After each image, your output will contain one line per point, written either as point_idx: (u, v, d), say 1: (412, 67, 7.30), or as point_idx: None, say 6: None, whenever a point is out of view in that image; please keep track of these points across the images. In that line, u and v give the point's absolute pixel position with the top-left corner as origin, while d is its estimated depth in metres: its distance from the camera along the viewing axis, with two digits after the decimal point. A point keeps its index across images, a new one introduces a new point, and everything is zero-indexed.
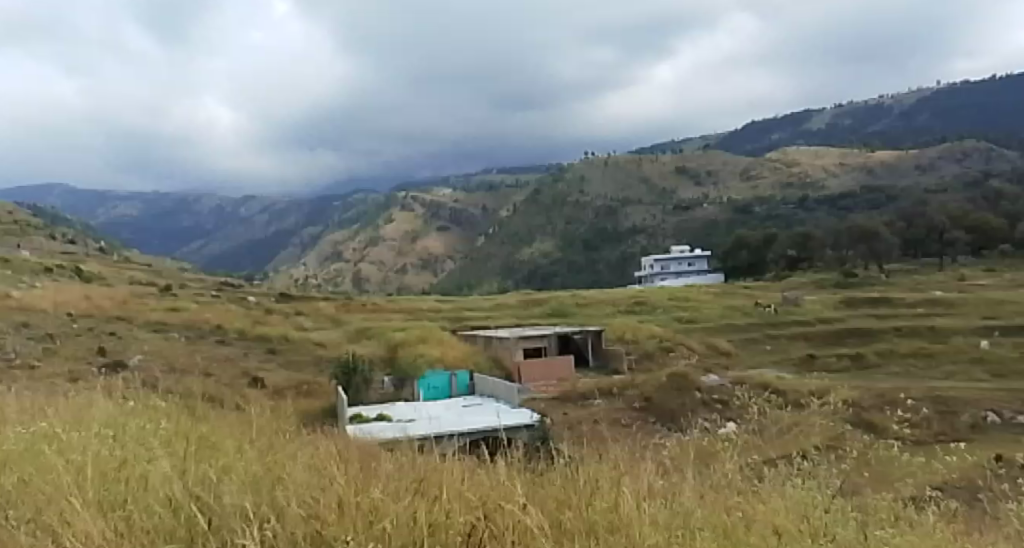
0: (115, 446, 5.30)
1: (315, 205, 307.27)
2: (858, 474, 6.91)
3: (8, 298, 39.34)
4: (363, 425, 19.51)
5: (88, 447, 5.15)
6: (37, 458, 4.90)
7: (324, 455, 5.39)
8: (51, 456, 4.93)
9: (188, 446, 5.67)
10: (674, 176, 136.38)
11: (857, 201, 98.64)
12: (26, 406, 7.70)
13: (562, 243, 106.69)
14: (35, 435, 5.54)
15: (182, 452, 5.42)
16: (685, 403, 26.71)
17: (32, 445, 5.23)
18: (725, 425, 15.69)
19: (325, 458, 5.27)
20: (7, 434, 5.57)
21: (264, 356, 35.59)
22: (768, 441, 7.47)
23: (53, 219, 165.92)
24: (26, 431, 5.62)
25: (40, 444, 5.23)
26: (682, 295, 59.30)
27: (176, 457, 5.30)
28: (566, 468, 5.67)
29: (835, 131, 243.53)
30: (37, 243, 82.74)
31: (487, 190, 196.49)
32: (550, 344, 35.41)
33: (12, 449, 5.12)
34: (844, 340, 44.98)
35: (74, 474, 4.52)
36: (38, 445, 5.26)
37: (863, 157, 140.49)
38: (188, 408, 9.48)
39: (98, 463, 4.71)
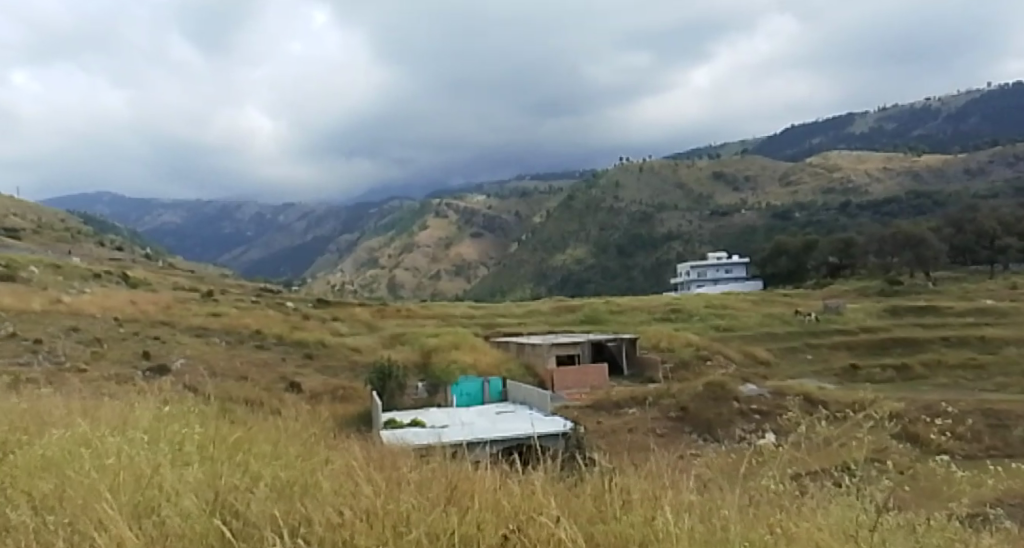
0: (147, 451, 5.09)
1: (352, 212, 309.29)
2: (908, 490, 6.50)
3: (58, 302, 40.28)
4: (397, 431, 19.36)
5: (121, 451, 4.96)
6: (69, 463, 4.72)
7: (354, 462, 5.18)
8: (87, 460, 4.76)
9: (221, 453, 5.45)
10: (711, 182, 134.68)
11: (902, 206, 96.32)
12: (65, 410, 7.57)
13: (596, 249, 105.97)
14: (69, 439, 5.35)
15: (215, 458, 5.22)
16: (723, 413, 26.18)
17: (65, 449, 5.04)
18: (765, 438, 15.20)
19: (352, 466, 5.04)
20: (45, 437, 5.42)
21: (301, 361, 35.84)
22: (813, 451, 7.10)
23: (102, 226, 169.78)
24: (59, 436, 5.44)
25: (74, 450, 5.01)
26: (719, 302, 58.34)
27: (207, 462, 5.11)
28: (602, 480, 5.39)
29: (879, 134, 237.82)
30: (85, 250, 84.60)
31: (522, 196, 195.99)
32: (584, 351, 35.03)
33: (45, 455, 4.92)
34: (889, 350, 43.81)
35: (107, 477, 4.34)
36: (73, 449, 5.08)
37: (908, 162, 137.22)
38: (222, 413, 9.40)
39: (127, 467, 4.51)
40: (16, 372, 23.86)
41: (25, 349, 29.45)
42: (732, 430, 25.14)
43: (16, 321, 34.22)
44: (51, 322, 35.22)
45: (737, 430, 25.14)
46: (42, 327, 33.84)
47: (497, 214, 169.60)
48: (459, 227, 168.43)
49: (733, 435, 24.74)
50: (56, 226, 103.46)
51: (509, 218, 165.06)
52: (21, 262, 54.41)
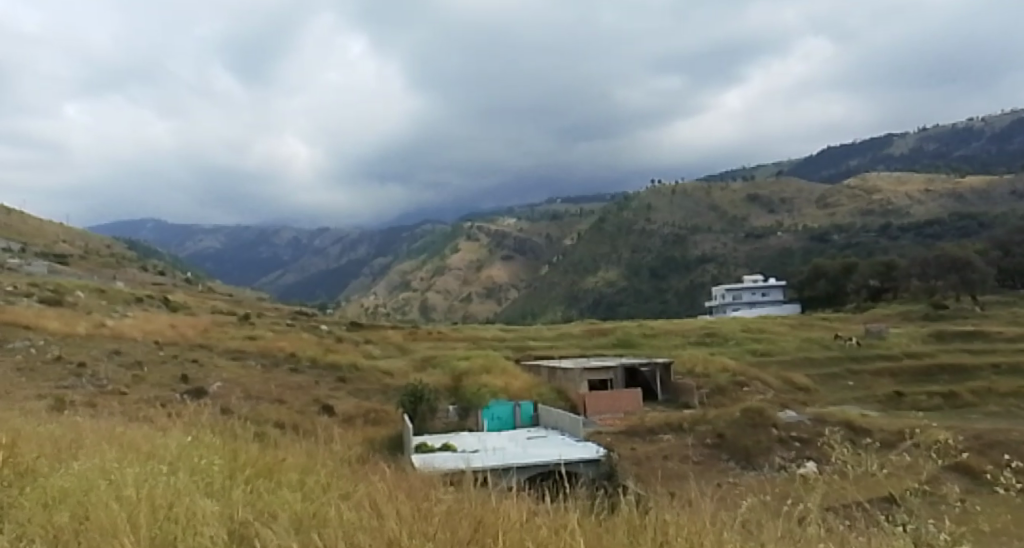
0: (169, 481, 4.91)
1: (386, 236, 310.99)
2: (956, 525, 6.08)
3: (102, 325, 40.94)
4: (427, 455, 19.13)
5: (143, 481, 4.80)
6: (90, 493, 4.55)
7: (379, 490, 4.99)
8: (108, 490, 4.59)
9: (243, 484, 5.25)
10: (746, 204, 132.97)
11: (945, 229, 94.20)
12: (93, 436, 7.38)
13: (628, 271, 104.97)
14: (91, 469, 5.20)
15: (240, 489, 5.04)
16: (761, 440, 25.51)
17: (86, 479, 4.87)
18: (808, 469, 14.70)
19: (375, 498, 4.83)
20: (67, 467, 5.25)
21: (334, 384, 35.74)
22: (859, 484, 6.70)
23: (144, 252, 173.48)
24: (84, 464, 5.32)
25: (94, 478, 4.86)
26: (756, 326, 57.27)
27: (226, 492, 4.92)
28: (639, 511, 5.19)
29: (920, 155, 233.41)
30: (129, 274, 86.29)
31: (554, 219, 195.74)
32: (616, 376, 34.57)
33: (66, 484, 4.76)
34: (935, 377, 42.43)
35: (127, 510, 4.15)
36: (94, 479, 4.91)
37: (950, 183, 134.24)
38: (259, 439, 9.28)
39: (148, 498, 4.37)
40: (60, 394, 24.16)
41: (68, 372, 29.83)
42: (773, 459, 24.39)
43: (61, 343, 34.85)
44: (95, 345, 35.81)
45: (778, 458, 24.41)
46: (86, 350, 34.37)
47: (529, 236, 169.39)
48: (490, 250, 168.52)
49: (774, 463, 23.97)
50: (102, 252, 106.00)
51: (540, 240, 164.59)
52: (67, 286, 55.60)
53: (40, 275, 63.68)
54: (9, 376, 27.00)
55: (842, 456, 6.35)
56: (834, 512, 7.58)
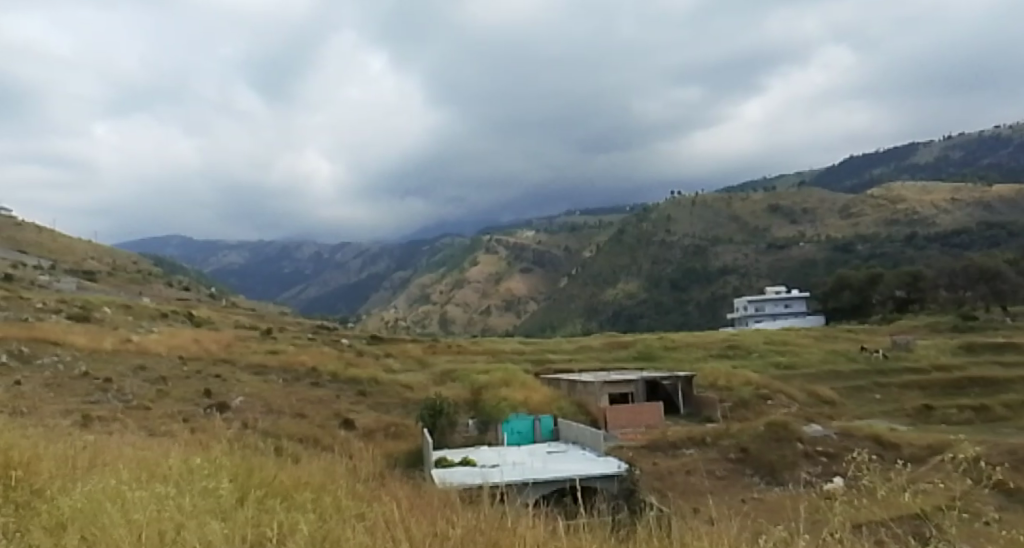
0: (179, 504, 4.72)
1: (406, 250, 311.95)
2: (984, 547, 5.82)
3: (127, 341, 41.27)
4: (446, 470, 18.94)
5: (152, 503, 4.61)
6: (96, 516, 4.36)
7: (395, 513, 4.82)
8: (119, 512, 4.37)
9: (256, 504, 5.06)
10: (768, 215, 131.73)
11: (973, 239, 92.64)
12: (105, 453, 7.20)
13: (648, 283, 104.15)
14: (102, 488, 4.99)
15: (251, 511, 4.84)
16: (786, 455, 25.03)
17: (95, 498, 4.67)
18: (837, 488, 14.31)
19: (387, 522, 4.64)
20: (76, 488, 5.05)
21: (355, 398, 35.71)
22: (886, 505, 6.45)
23: (170, 268, 175.92)
24: (95, 484, 5.09)
25: (104, 498, 4.66)
26: (779, 338, 56.55)
27: (237, 515, 4.70)
28: (673, 531, 4.94)
29: (946, 163, 229.99)
30: (154, 290, 87.22)
31: (573, 231, 195.24)
32: (637, 390, 34.19)
33: (74, 504, 4.52)
34: (965, 391, 41.60)
35: (129, 537, 3.95)
36: (103, 500, 4.67)
37: (977, 193, 132.27)
38: (279, 455, 9.13)
39: (155, 521, 4.18)
40: (87, 409, 24.36)
41: (95, 387, 30.02)
42: (798, 473, 23.91)
43: (88, 359, 35.18)
44: (120, 361, 36.07)
45: (804, 473, 23.94)
46: (112, 366, 34.64)
47: (547, 248, 169.02)
48: (508, 263, 168.27)
49: (800, 479, 23.49)
50: (129, 268, 107.27)
51: (559, 252, 164.01)
52: (95, 302, 56.22)
53: (69, 291, 64.51)
54: (37, 392, 27.20)
55: (871, 477, 6.07)
56: (865, 533, 7.42)
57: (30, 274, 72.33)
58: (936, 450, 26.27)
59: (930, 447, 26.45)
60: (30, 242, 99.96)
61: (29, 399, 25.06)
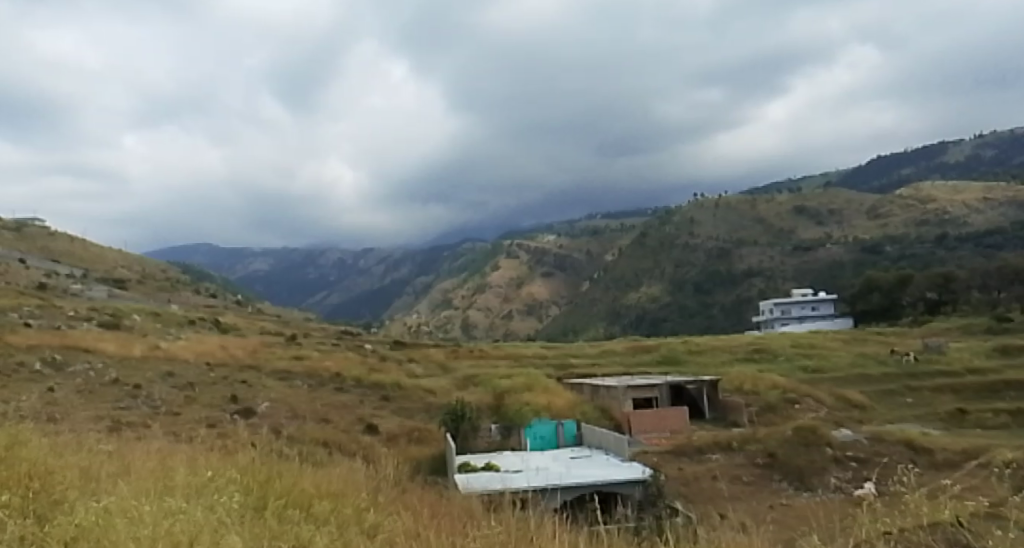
0: (197, 513, 4.41)
1: (428, 255, 312.92)
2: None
3: (156, 347, 41.70)
4: (470, 475, 18.77)
5: (170, 513, 4.32)
6: (108, 529, 4.06)
7: (421, 531, 4.57)
8: (129, 526, 4.02)
9: (278, 519, 4.80)
10: (793, 216, 130.09)
11: (1006, 238, 90.82)
12: (122, 461, 6.91)
13: (672, 287, 103.25)
14: (116, 499, 4.69)
15: (270, 526, 4.51)
16: (815, 460, 24.52)
17: (109, 508, 4.38)
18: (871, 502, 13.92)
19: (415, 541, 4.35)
20: (93, 499, 4.76)
21: (379, 403, 35.70)
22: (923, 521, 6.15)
23: (197, 275, 178.22)
24: (109, 495, 4.81)
25: (117, 510, 4.35)
26: (807, 341, 55.77)
27: (258, 530, 4.41)
28: (716, 543, 4.60)
29: (978, 162, 225.77)
30: (181, 298, 88.11)
31: (595, 234, 194.33)
32: (661, 394, 33.87)
33: (83, 516, 4.18)
34: (1001, 395, 40.68)
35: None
36: (114, 514, 4.34)
37: (1010, 192, 129.67)
38: (307, 463, 8.92)
39: (167, 535, 3.86)
40: (117, 415, 24.58)
41: (124, 393, 30.29)
42: (828, 479, 23.42)
43: (118, 366, 35.52)
44: (149, 368, 36.37)
45: (834, 479, 23.44)
46: (141, 373, 34.93)
47: (569, 252, 168.45)
48: (530, 267, 167.84)
49: (830, 484, 23.02)
50: (156, 276, 108.64)
51: (581, 256, 163.29)
52: (124, 310, 56.88)
53: (99, 300, 65.32)
54: (69, 398, 27.54)
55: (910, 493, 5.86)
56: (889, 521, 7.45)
57: (62, 283, 73.43)
58: (971, 455, 25.66)
59: (965, 452, 25.84)
60: (61, 251, 101.53)
61: (62, 405, 25.41)
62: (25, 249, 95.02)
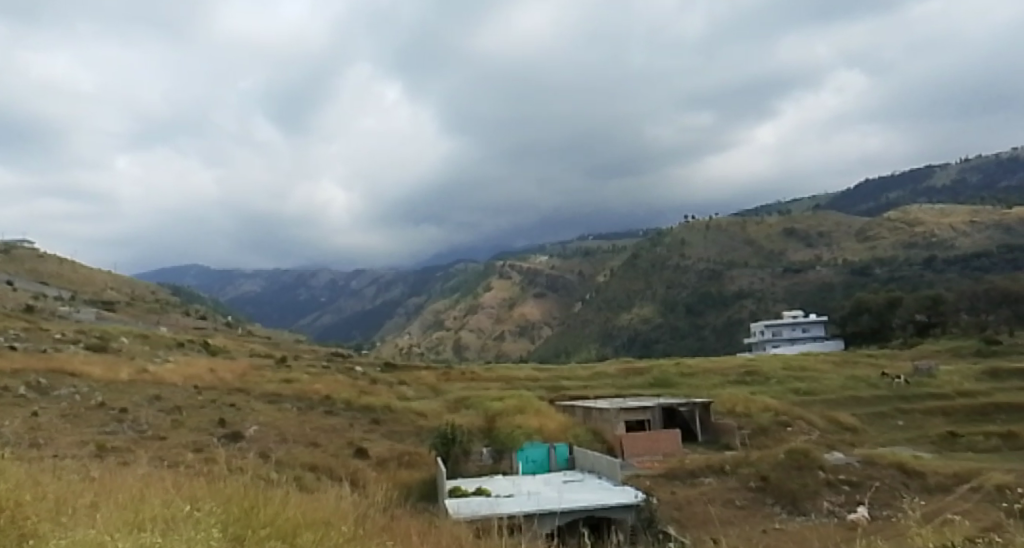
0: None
1: (420, 276, 312.57)
2: None
3: (144, 370, 41.31)
4: (461, 501, 18.61)
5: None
6: None
7: None
8: None
9: None
10: (783, 238, 130.87)
11: (992, 262, 91.66)
12: (98, 489, 6.70)
13: (663, 308, 103.35)
14: (90, 533, 4.50)
15: None
16: (808, 484, 24.46)
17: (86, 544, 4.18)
18: (863, 531, 13.88)
19: None
20: (71, 532, 4.58)
21: (369, 426, 35.45)
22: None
23: (187, 297, 177.33)
24: (84, 528, 4.64)
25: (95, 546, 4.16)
26: (798, 364, 55.84)
27: None
28: None
29: (965, 185, 228.27)
30: (171, 319, 87.47)
31: (587, 255, 194.72)
32: (654, 417, 33.76)
33: None
34: (991, 417, 40.83)
35: None
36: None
37: (996, 215, 131.11)
38: (296, 491, 8.70)
39: None
40: (102, 440, 24.28)
41: (110, 417, 29.93)
42: (821, 503, 23.33)
43: (104, 389, 35.10)
44: (136, 391, 36.00)
45: (827, 503, 23.36)
46: (128, 396, 34.56)
47: (561, 273, 168.68)
48: (521, 288, 167.77)
49: (823, 508, 22.95)
50: (146, 298, 107.87)
51: (573, 277, 163.45)
52: (112, 333, 56.37)
53: (87, 322, 64.77)
54: (54, 423, 27.23)
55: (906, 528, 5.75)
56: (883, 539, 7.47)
57: (50, 305, 72.80)
58: (962, 479, 25.69)
59: (957, 476, 25.86)
60: (50, 273, 100.85)
61: (46, 430, 25.09)
62: (13, 271, 94.46)
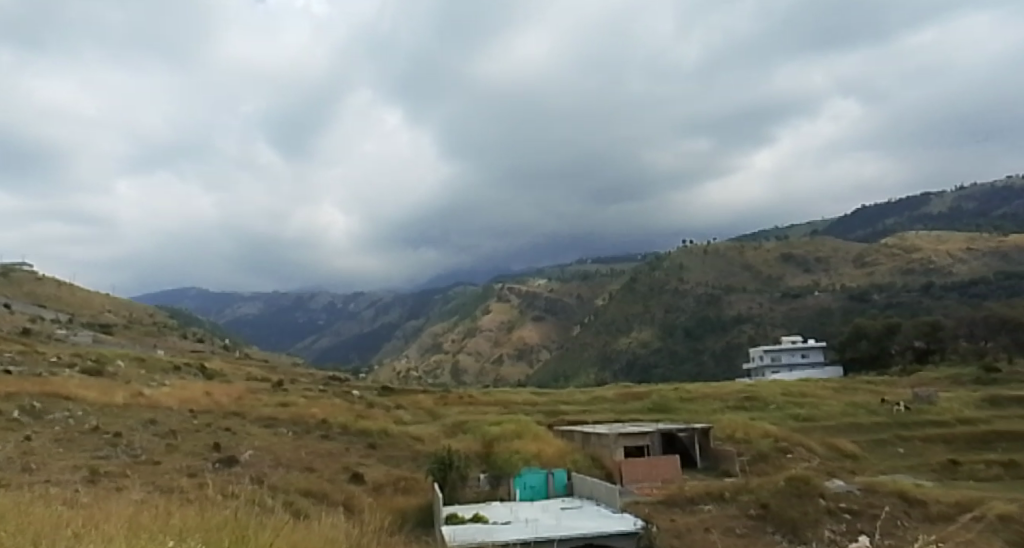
0: None
1: (419, 299, 312.35)
2: None
3: (139, 394, 40.96)
4: (458, 528, 18.34)
5: None
6: None
7: None
8: None
9: None
10: (781, 263, 131.09)
11: (990, 289, 91.84)
12: (83, 519, 6.50)
13: (662, 332, 103.12)
14: None
15: None
16: (808, 512, 24.25)
17: None
18: None
19: None
20: None
21: (365, 451, 35.14)
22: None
23: (186, 319, 177.10)
24: None
25: None
26: (797, 389, 55.55)
27: None
28: None
29: (961, 212, 229.75)
30: (168, 342, 87.07)
31: (585, 279, 194.85)
32: (653, 442, 33.48)
33: None
34: (992, 446, 40.63)
35: None
36: None
37: (992, 243, 131.76)
38: (292, 518, 8.47)
39: None
40: (95, 465, 24.06)
41: (104, 442, 29.70)
42: (822, 532, 23.07)
43: (99, 413, 34.80)
44: (131, 415, 35.73)
45: (828, 531, 23.14)
46: (123, 420, 34.26)
47: (559, 297, 168.70)
48: (520, 311, 167.48)
49: (825, 537, 22.73)
50: (143, 320, 107.57)
51: (571, 301, 163.38)
52: (108, 356, 55.98)
53: (84, 345, 64.44)
54: (46, 447, 27.01)
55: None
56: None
57: (46, 327, 72.44)
58: (965, 507, 25.56)
59: (959, 504, 25.72)
60: (48, 296, 100.54)
61: (38, 455, 24.84)
62: (10, 294, 94.13)
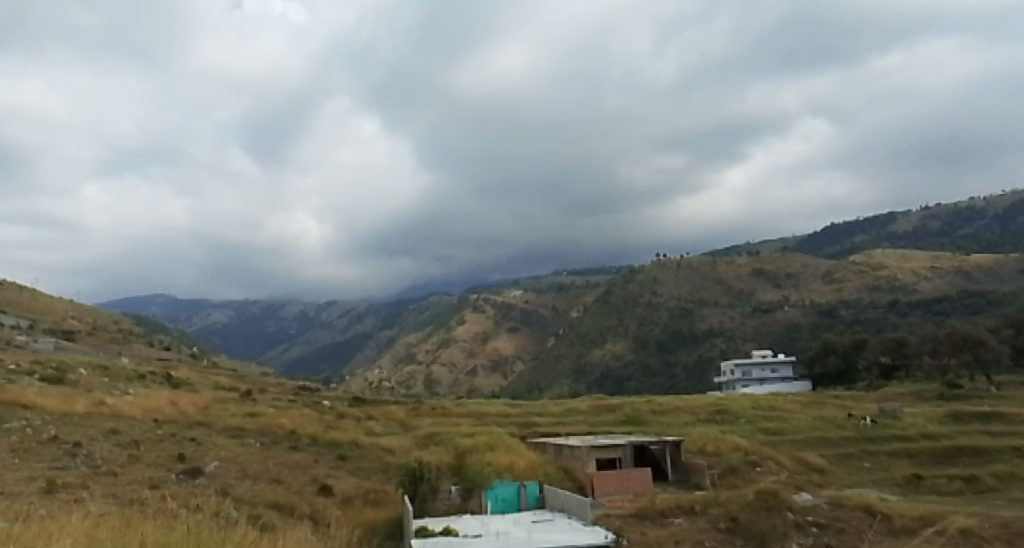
0: None
1: (393, 310, 310.47)
2: None
3: (101, 403, 40.01)
4: (428, 540, 18.14)
5: None
6: None
7: None
8: None
9: None
10: (752, 278, 132.70)
11: (953, 307, 93.87)
12: (35, 532, 6.33)
13: (635, 345, 103.51)
14: None
15: None
16: (777, 525, 24.44)
17: None
18: None
19: None
20: None
21: (335, 462, 34.73)
22: None
23: (153, 326, 173.89)
24: None
25: None
26: (767, 403, 56.10)
27: None
28: None
29: (928, 232, 234.95)
30: (134, 350, 85.19)
31: (559, 292, 195.42)
32: (625, 455, 33.60)
33: None
34: (954, 460, 41.46)
35: None
36: None
37: (957, 261, 134.71)
38: (256, 531, 8.35)
39: None
40: (54, 476, 23.49)
41: (63, 452, 28.99)
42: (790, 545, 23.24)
43: (58, 423, 33.93)
44: (92, 424, 34.88)
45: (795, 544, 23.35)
46: (83, 430, 33.42)
47: (533, 308, 168.93)
48: (495, 322, 167.29)
49: None
50: (108, 327, 105.31)
51: (545, 313, 163.44)
52: (70, 363, 54.60)
53: (46, 352, 62.80)
54: (2, 457, 26.33)
55: None
56: None
57: (7, 334, 70.50)
58: (928, 521, 25.99)
59: (922, 518, 26.14)
60: (10, 302, 97.86)
61: None
62: None
